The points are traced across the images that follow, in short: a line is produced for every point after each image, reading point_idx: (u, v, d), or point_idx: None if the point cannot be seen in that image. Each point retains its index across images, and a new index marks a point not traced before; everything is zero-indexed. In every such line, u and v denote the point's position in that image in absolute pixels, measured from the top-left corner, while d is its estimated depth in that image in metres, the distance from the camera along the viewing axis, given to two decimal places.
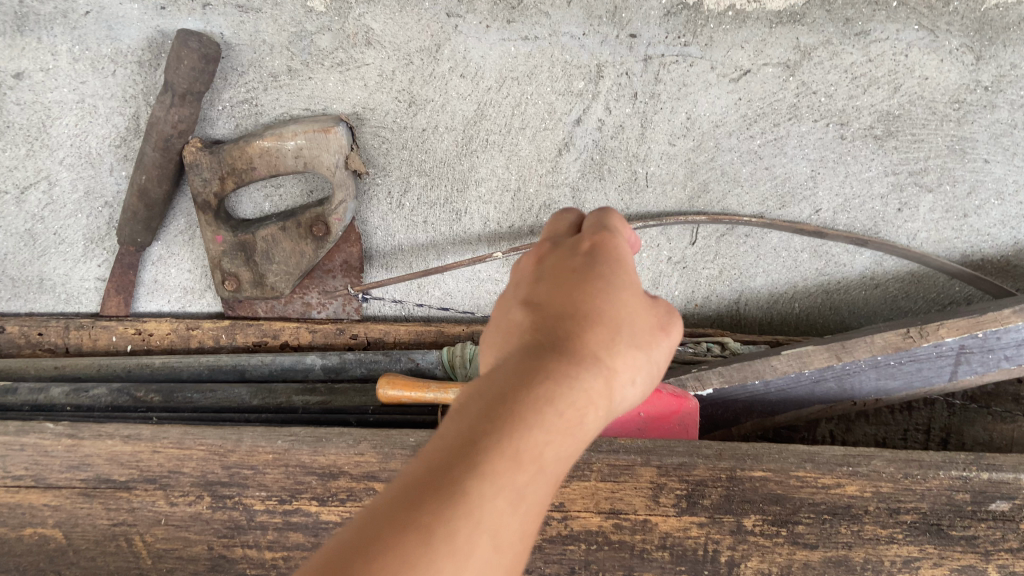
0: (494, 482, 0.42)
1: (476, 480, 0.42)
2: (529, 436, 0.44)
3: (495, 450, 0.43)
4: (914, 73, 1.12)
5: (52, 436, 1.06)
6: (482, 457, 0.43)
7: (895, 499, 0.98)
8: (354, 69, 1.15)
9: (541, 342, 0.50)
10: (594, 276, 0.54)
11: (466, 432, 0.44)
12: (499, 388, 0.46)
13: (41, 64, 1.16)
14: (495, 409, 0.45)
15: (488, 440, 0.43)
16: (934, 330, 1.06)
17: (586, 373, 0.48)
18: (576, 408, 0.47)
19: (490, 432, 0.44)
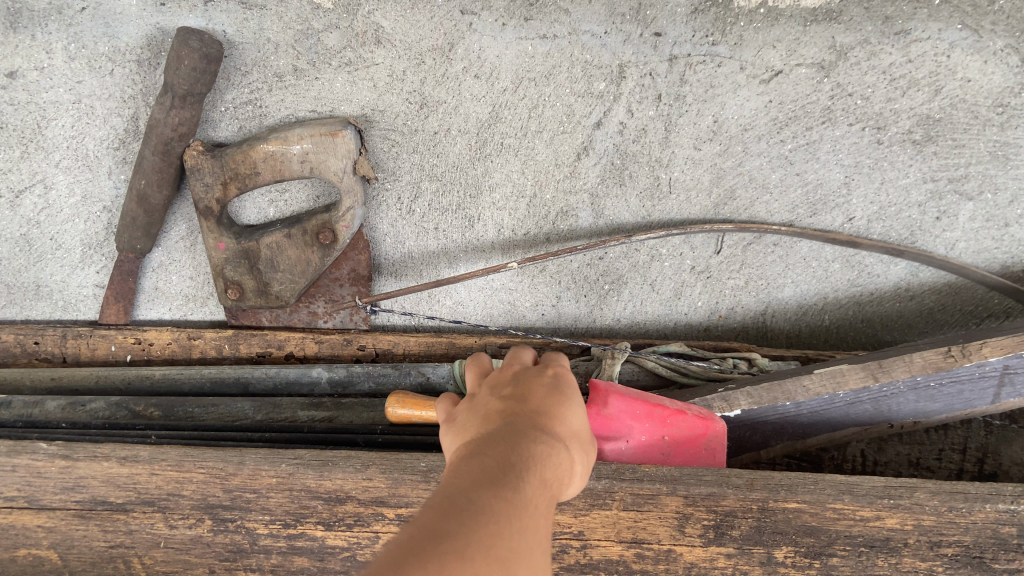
0: (527, 517, 0.47)
1: (516, 511, 0.46)
2: (541, 494, 0.50)
3: (521, 493, 0.48)
4: (956, 74, 1.05)
5: (45, 457, 1.00)
6: (514, 495, 0.47)
7: (937, 532, 0.92)
8: (363, 69, 1.09)
9: (530, 423, 0.57)
10: (561, 382, 0.64)
11: (494, 474, 0.48)
12: (511, 450, 0.52)
13: (35, 62, 1.10)
14: (513, 463, 0.50)
15: (515, 489, 0.48)
16: (976, 349, 1.00)
17: (559, 452, 0.55)
18: (557, 486, 0.54)
19: (517, 480, 0.49)
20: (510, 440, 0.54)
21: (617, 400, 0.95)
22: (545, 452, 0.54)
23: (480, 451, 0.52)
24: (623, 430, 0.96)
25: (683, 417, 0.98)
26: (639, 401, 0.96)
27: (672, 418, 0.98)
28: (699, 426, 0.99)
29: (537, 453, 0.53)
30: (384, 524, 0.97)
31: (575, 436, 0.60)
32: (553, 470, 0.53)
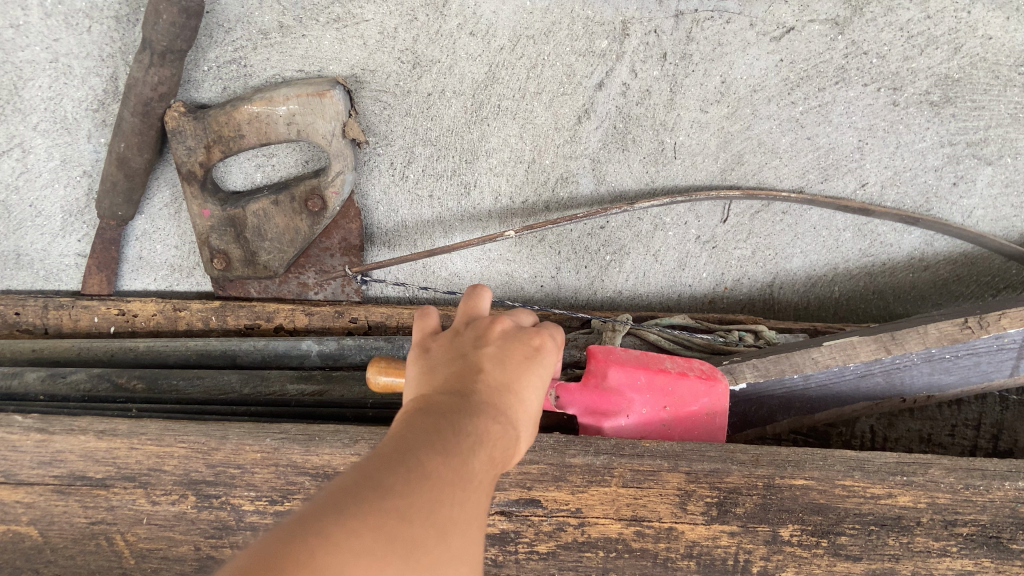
0: (469, 496, 0.46)
1: (459, 490, 0.45)
2: (488, 474, 0.49)
3: (469, 469, 0.47)
4: (976, 32, 1.00)
5: (20, 430, 0.95)
6: (461, 473, 0.46)
7: (952, 511, 0.88)
8: (353, 26, 1.04)
9: (497, 387, 0.55)
10: (549, 354, 0.61)
11: (445, 443, 0.47)
12: (469, 419, 0.50)
13: (10, 19, 1.04)
14: (467, 436, 0.49)
15: (463, 464, 0.47)
16: (995, 320, 0.96)
17: (515, 429, 0.53)
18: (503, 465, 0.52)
19: (467, 457, 0.47)
20: (472, 407, 0.52)
21: (615, 371, 0.92)
22: (503, 428, 0.52)
23: (439, 410, 0.51)
24: (622, 404, 0.93)
25: (686, 387, 0.94)
26: (639, 370, 0.92)
27: (675, 389, 0.93)
28: (703, 398, 0.94)
29: (495, 430, 0.51)
30: None
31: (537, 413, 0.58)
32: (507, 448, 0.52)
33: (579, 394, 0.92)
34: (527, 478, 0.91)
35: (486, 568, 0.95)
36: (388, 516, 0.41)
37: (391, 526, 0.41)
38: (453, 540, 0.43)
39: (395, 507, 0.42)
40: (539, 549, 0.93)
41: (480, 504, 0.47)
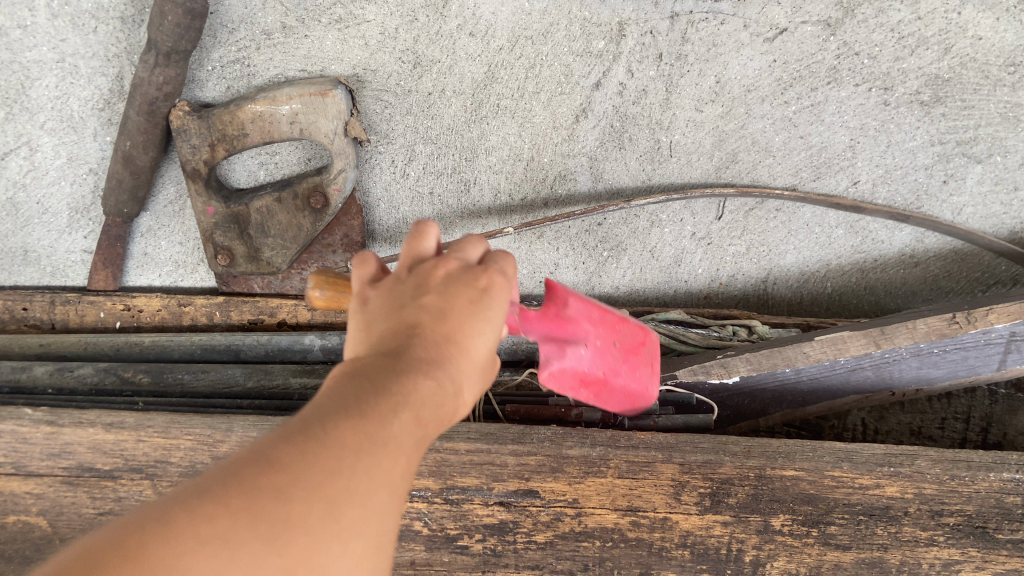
0: (377, 463, 0.44)
1: (365, 457, 0.43)
2: (409, 436, 0.47)
3: (382, 435, 0.45)
4: (967, 32, 1.01)
5: (30, 423, 0.98)
6: (371, 437, 0.45)
7: (938, 501, 0.90)
8: (354, 26, 1.05)
9: (434, 340, 0.53)
10: (497, 294, 0.58)
11: (358, 408, 0.45)
12: (390, 381, 0.49)
13: (18, 20, 1.06)
14: (386, 398, 0.48)
15: (376, 430, 0.45)
16: (982, 315, 0.97)
17: (451, 384, 0.51)
18: (438, 422, 0.50)
19: (384, 420, 0.46)
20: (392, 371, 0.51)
21: (578, 302, 0.79)
22: (433, 390, 0.51)
23: (363, 369, 0.49)
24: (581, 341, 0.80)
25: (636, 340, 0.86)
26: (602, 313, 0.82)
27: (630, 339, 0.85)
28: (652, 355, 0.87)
29: (425, 386, 0.49)
30: None
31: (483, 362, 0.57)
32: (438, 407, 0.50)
33: (537, 322, 0.77)
34: (524, 470, 0.94)
35: (486, 558, 0.96)
36: (272, 488, 0.40)
37: (274, 497, 0.40)
38: (350, 508, 0.42)
39: (282, 478, 0.41)
40: (536, 538, 0.95)
41: (394, 468, 0.45)
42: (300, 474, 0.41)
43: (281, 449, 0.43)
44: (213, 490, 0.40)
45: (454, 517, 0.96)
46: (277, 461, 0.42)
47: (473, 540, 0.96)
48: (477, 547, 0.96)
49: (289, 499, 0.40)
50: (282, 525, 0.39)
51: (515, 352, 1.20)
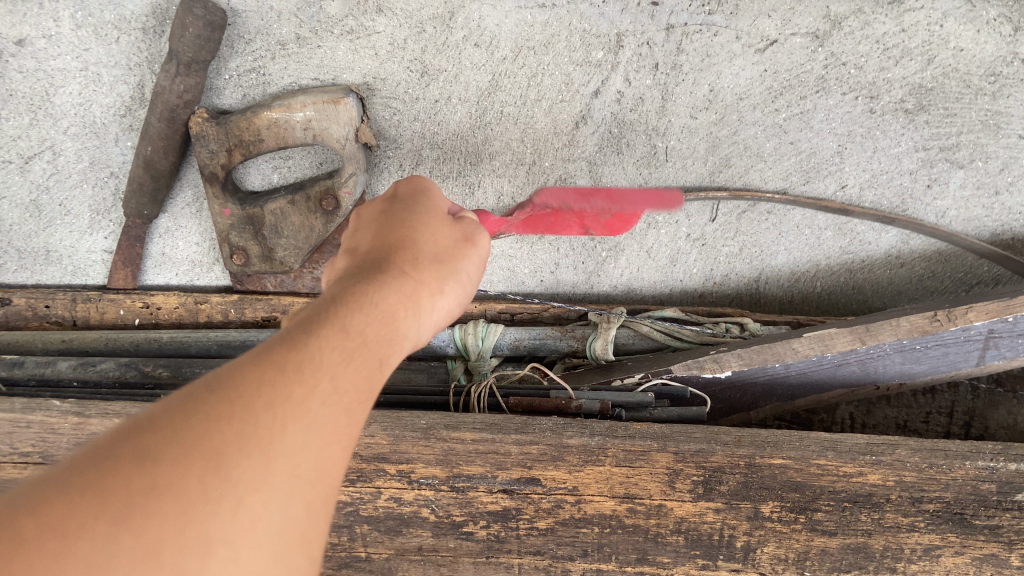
0: (294, 388, 0.45)
1: (277, 388, 0.45)
2: (334, 360, 0.49)
3: (297, 366, 0.47)
4: (949, 44, 1.07)
5: (59, 413, 1.03)
6: (269, 382, 0.45)
7: (918, 488, 0.96)
8: (364, 37, 1.11)
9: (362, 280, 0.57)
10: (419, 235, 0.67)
11: (271, 352, 0.47)
12: (297, 329, 0.49)
13: (43, 30, 1.12)
14: (292, 342, 0.48)
15: (292, 362, 0.47)
16: (963, 313, 1.03)
17: (383, 308, 0.55)
18: (377, 341, 0.53)
19: (303, 350, 0.48)
20: (307, 316, 0.51)
21: None
22: (347, 332, 0.51)
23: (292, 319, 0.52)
24: None
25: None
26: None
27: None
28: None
29: (353, 314, 0.53)
30: (386, 479, 1.01)
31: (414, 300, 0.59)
32: (354, 349, 0.51)
33: None
34: (528, 458, 0.99)
35: (489, 544, 1.01)
36: (139, 452, 0.39)
37: (143, 461, 0.38)
38: (239, 462, 0.41)
39: (156, 439, 0.40)
40: (538, 525, 1.00)
41: (298, 417, 0.45)
42: (180, 435, 0.40)
43: (165, 408, 0.42)
44: (78, 464, 0.38)
45: (460, 504, 1.01)
46: (159, 422, 0.41)
47: (478, 527, 1.01)
48: (482, 533, 1.01)
49: (161, 462, 0.39)
50: (148, 490, 0.38)
51: (516, 347, 1.26)
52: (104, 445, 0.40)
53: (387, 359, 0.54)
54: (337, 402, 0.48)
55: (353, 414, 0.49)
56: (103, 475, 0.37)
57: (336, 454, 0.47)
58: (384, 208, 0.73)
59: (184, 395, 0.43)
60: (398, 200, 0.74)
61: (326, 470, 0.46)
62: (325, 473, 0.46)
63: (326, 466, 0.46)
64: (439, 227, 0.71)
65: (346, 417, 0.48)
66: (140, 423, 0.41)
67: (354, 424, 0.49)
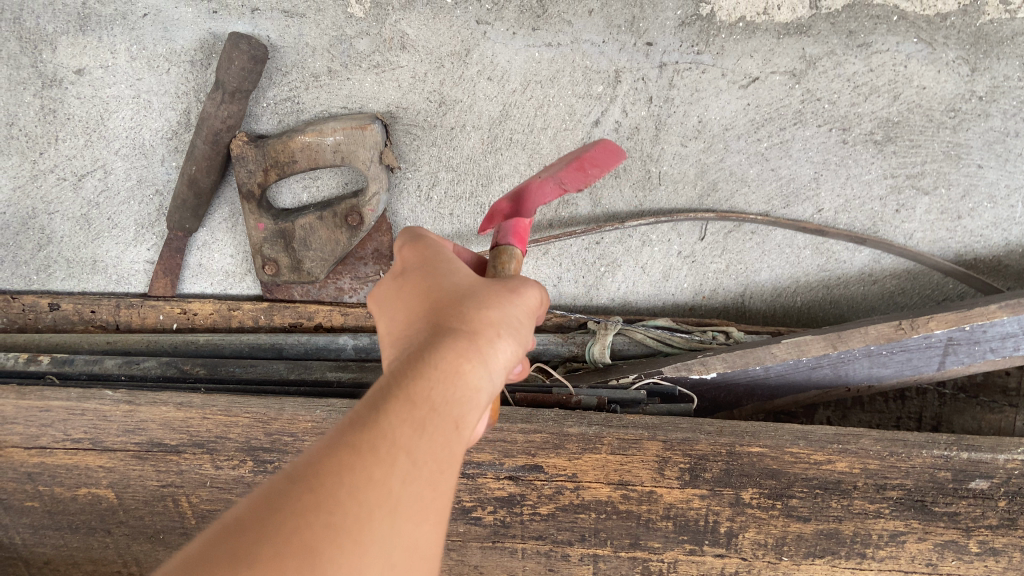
0: (379, 471, 0.49)
1: (365, 465, 0.49)
2: (414, 438, 0.52)
3: (381, 444, 0.50)
4: (912, 82, 1.20)
5: (112, 402, 1.15)
6: (344, 476, 0.48)
7: (881, 475, 1.06)
8: (389, 71, 1.24)
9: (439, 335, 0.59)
10: (479, 283, 0.67)
11: (357, 434, 0.51)
12: (377, 407, 0.52)
13: (101, 61, 1.26)
14: (362, 432, 0.50)
15: (378, 442, 0.50)
16: (924, 322, 1.13)
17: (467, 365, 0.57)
18: (462, 406, 0.56)
19: (383, 429, 0.51)
20: (367, 403, 0.53)
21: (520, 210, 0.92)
22: (407, 416, 0.52)
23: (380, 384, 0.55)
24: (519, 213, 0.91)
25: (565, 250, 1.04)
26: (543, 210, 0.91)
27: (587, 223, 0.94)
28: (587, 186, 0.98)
29: (439, 374, 0.56)
30: None
31: (474, 372, 0.58)
32: (417, 431, 0.52)
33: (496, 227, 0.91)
34: (531, 446, 1.10)
35: (496, 528, 1.14)
36: (231, 555, 0.43)
37: (238, 561, 0.43)
38: (328, 555, 0.45)
39: (243, 545, 0.44)
40: (541, 510, 1.12)
41: (383, 504, 0.49)
42: (269, 534, 0.45)
43: (258, 507, 0.46)
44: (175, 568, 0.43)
45: (470, 490, 1.13)
46: (247, 525, 0.45)
47: (486, 512, 1.14)
48: (489, 518, 1.14)
49: (254, 560, 0.43)
50: None
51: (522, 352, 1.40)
52: (202, 547, 0.44)
53: (455, 434, 0.55)
54: (419, 484, 0.51)
55: (425, 492, 0.51)
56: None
57: (420, 538, 0.50)
58: (412, 271, 0.70)
59: (268, 493, 0.47)
60: (423, 260, 0.72)
61: (413, 552, 0.49)
62: (412, 558, 0.49)
63: (413, 548, 0.49)
64: (477, 277, 0.69)
65: (427, 497, 0.51)
66: (230, 526, 0.46)
67: (432, 504, 0.51)
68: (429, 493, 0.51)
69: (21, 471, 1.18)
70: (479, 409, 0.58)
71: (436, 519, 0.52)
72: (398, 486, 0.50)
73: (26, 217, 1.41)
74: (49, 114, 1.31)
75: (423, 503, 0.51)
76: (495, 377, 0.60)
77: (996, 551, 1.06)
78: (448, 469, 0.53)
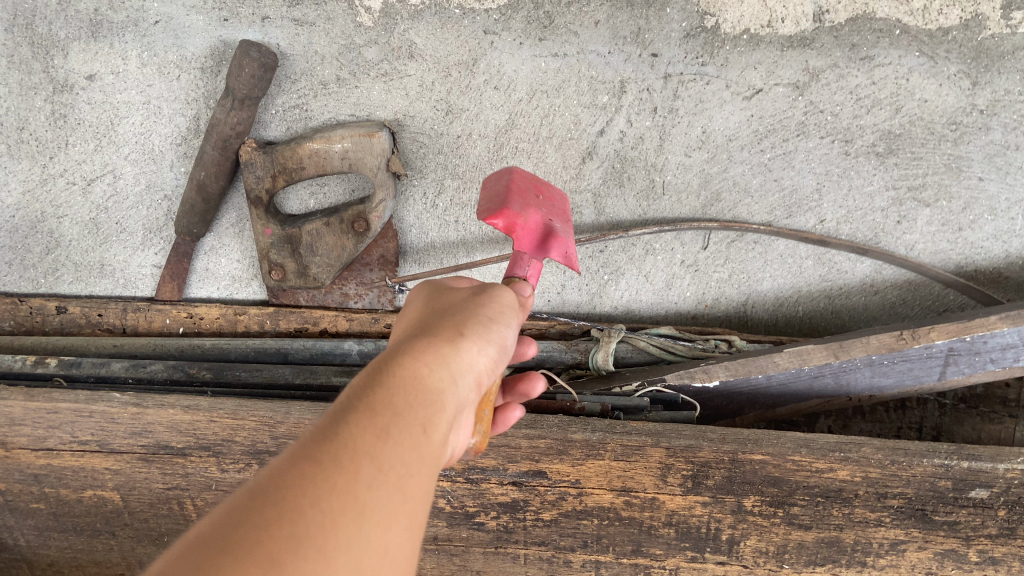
0: (341, 478, 0.47)
1: (327, 473, 0.47)
2: (376, 445, 0.50)
3: (342, 452, 0.48)
4: (914, 95, 1.21)
5: (118, 404, 1.15)
6: (308, 484, 0.46)
7: (882, 483, 1.06)
8: (397, 80, 1.26)
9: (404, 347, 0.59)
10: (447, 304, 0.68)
11: (317, 445, 0.48)
12: (335, 420, 0.50)
13: (112, 67, 1.27)
14: (323, 442, 0.48)
15: (339, 451, 0.48)
16: (925, 333, 1.14)
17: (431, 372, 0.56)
18: (429, 410, 0.54)
19: (345, 439, 0.49)
20: (328, 419, 0.51)
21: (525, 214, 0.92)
22: (369, 423, 0.51)
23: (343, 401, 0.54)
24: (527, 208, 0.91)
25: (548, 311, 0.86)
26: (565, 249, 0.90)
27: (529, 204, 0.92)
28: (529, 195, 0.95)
29: (401, 382, 0.54)
30: None
31: (439, 375, 0.57)
32: (379, 437, 0.50)
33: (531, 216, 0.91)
34: (536, 452, 1.10)
35: (498, 534, 1.15)
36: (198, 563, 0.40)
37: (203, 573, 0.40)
38: (296, 560, 0.42)
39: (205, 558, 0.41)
40: (543, 517, 1.13)
41: (348, 510, 0.46)
42: (234, 544, 0.42)
43: (220, 522, 0.43)
44: None
45: (474, 495, 1.14)
46: (211, 539, 0.42)
47: (489, 518, 1.15)
48: (492, 523, 1.15)
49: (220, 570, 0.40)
50: None
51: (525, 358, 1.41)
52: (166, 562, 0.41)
53: (423, 439, 0.53)
54: (385, 488, 0.49)
55: (392, 497, 0.49)
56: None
57: (388, 543, 0.48)
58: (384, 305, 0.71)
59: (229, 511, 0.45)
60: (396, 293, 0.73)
61: (381, 556, 0.47)
62: (382, 561, 0.47)
63: (382, 553, 0.47)
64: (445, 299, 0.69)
65: (393, 503, 0.49)
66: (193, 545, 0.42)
67: (400, 509, 0.49)
68: (396, 500, 0.49)
69: (28, 473, 1.19)
70: (449, 415, 0.57)
71: (405, 524, 0.50)
72: (362, 492, 0.48)
73: (35, 221, 1.43)
74: (60, 119, 1.33)
75: (391, 508, 0.49)
76: (466, 380, 0.59)
77: (995, 560, 1.08)
78: (416, 477, 0.51)
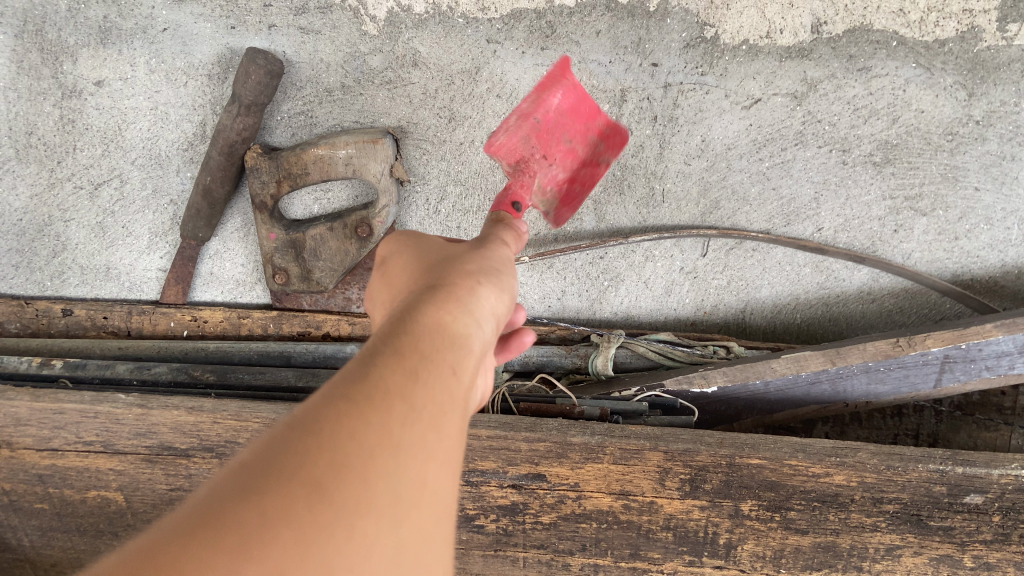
0: (377, 413, 0.42)
1: (363, 408, 0.42)
2: (409, 383, 0.45)
3: (373, 389, 0.43)
4: (910, 106, 1.23)
5: (123, 405, 1.18)
6: (346, 419, 0.41)
7: (878, 489, 1.08)
8: (401, 87, 1.27)
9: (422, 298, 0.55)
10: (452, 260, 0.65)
11: (348, 381, 0.44)
12: (364, 360, 0.46)
13: (120, 74, 1.29)
14: (353, 380, 0.43)
15: (371, 387, 0.43)
16: (921, 340, 1.15)
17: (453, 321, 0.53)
18: (453, 355, 0.51)
19: (376, 377, 0.44)
20: (355, 360, 0.46)
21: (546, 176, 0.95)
22: (400, 364, 0.46)
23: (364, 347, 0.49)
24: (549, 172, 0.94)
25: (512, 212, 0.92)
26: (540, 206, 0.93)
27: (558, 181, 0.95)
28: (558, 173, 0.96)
29: (425, 327, 0.50)
30: None
31: (459, 324, 0.53)
32: (411, 377, 0.46)
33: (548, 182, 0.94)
34: (535, 455, 1.12)
35: (498, 537, 1.16)
36: (234, 495, 0.36)
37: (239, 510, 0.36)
38: (338, 493, 0.38)
39: (240, 493, 0.37)
40: (542, 519, 1.14)
41: (387, 445, 0.42)
42: (270, 478, 0.37)
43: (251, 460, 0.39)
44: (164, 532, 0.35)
45: (473, 498, 1.15)
46: (245, 477, 0.38)
47: (488, 521, 1.15)
48: (492, 526, 1.15)
49: (261, 505, 0.36)
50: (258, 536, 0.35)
51: (526, 363, 1.43)
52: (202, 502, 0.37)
53: (452, 381, 0.49)
54: (421, 426, 0.44)
55: (428, 435, 0.44)
56: (208, 524, 0.35)
57: (428, 478, 0.43)
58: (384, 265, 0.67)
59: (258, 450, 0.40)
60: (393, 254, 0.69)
61: (421, 493, 0.42)
62: (423, 496, 0.42)
63: (422, 488, 0.42)
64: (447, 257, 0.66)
65: (431, 439, 0.44)
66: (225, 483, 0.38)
67: (437, 446, 0.45)
68: (434, 437, 0.45)
69: (33, 474, 1.20)
70: (472, 361, 0.53)
71: (444, 459, 0.45)
72: (399, 429, 0.43)
73: (42, 224, 1.44)
74: (68, 124, 1.34)
75: (429, 444, 0.44)
76: (481, 327, 0.56)
77: (990, 566, 1.08)
78: (450, 417, 0.47)
